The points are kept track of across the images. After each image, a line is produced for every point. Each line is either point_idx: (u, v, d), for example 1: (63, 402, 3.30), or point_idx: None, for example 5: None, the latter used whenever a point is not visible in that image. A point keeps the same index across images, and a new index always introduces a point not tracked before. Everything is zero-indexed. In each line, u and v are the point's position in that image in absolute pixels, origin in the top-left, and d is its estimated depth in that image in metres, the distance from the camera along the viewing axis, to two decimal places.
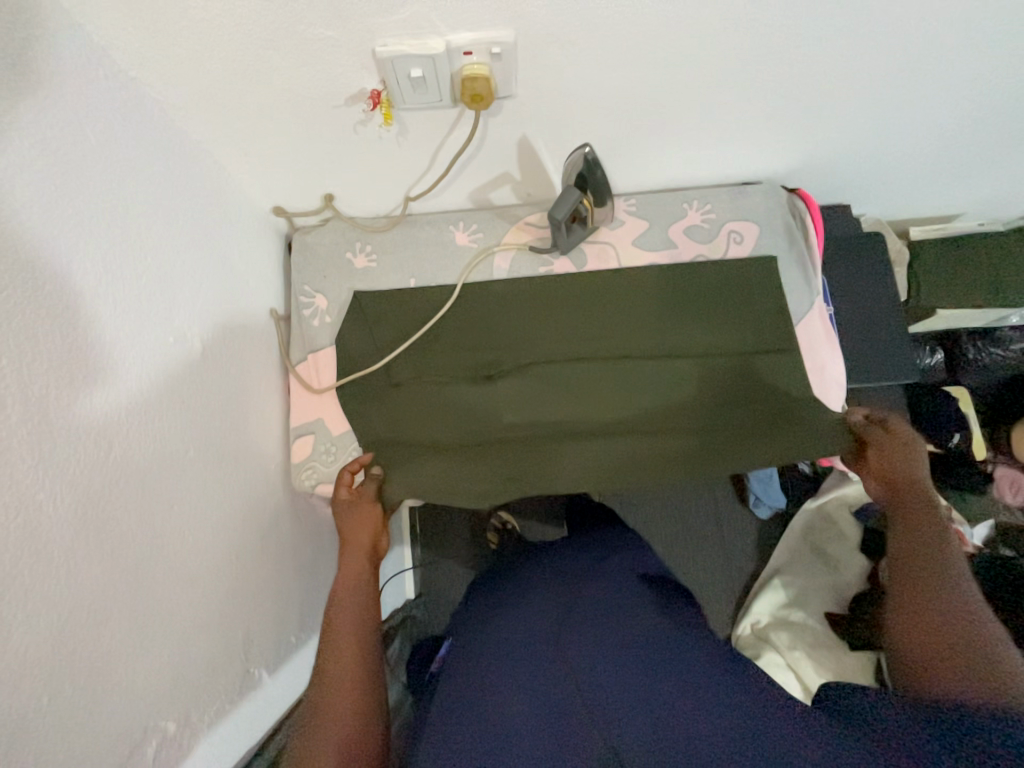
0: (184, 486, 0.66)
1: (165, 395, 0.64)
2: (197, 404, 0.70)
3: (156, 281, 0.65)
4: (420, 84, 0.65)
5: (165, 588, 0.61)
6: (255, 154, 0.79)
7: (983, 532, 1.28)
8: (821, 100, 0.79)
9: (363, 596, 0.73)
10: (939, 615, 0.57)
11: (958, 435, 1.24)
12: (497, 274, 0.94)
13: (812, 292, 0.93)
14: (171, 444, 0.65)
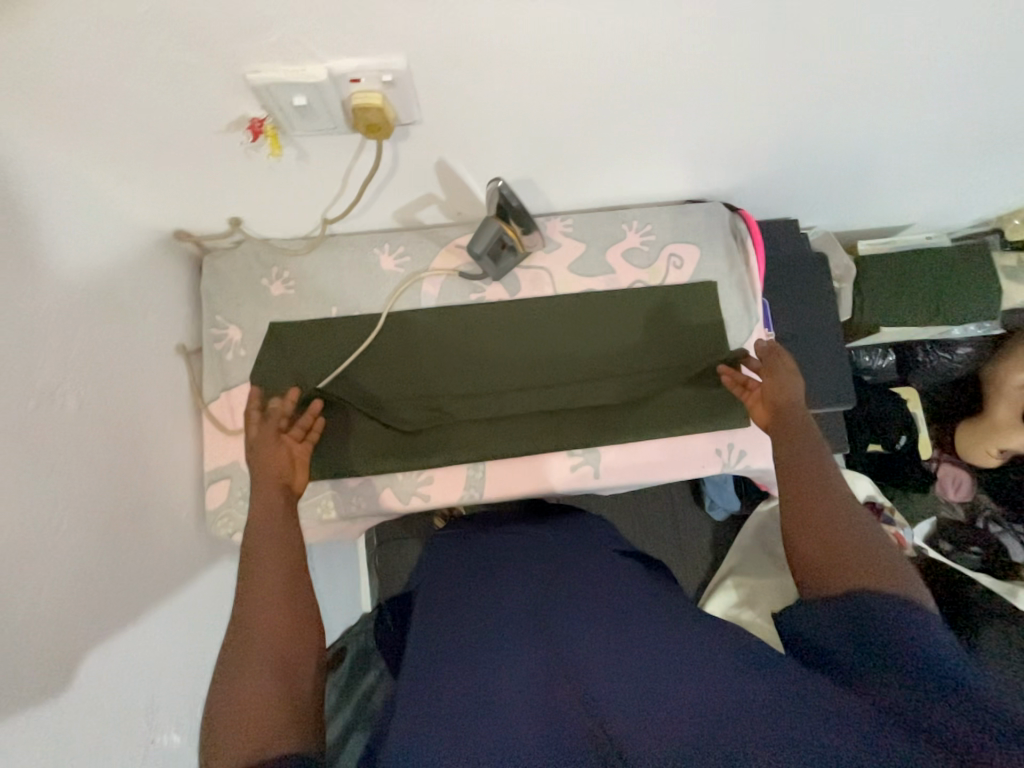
0: (79, 553, 0.59)
1: (51, 463, 0.58)
2: (92, 465, 0.64)
3: (41, 340, 0.59)
4: (307, 113, 0.59)
5: (55, 675, 0.54)
6: (144, 182, 0.71)
7: (925, 530, 1.24)
8: (758, 123, 0.75)
9: (281, 532, 0.64)
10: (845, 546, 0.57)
11: (904, 436, 1.22)
12: (426, 302, 0.88)
13: (753, 317, 0.91)
14: (47, 517, 0.56)
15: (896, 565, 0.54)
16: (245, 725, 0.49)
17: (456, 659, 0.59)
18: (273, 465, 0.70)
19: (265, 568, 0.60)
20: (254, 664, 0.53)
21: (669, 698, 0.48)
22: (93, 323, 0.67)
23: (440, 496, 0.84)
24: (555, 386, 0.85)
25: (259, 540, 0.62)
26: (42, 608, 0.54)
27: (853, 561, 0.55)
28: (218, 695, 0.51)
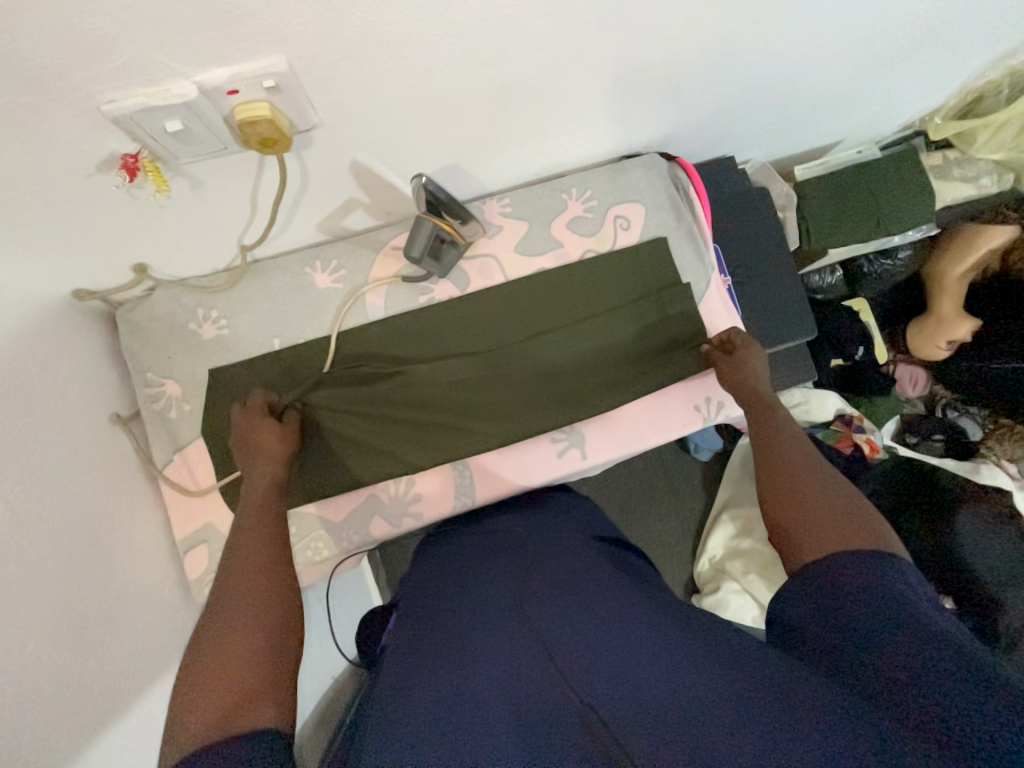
0: (52, 674, 0.54)
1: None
2: (43, 573, 0.57)
3: None
4: (187, 138, 0.51)
5: None
6: (21, 248, 0.62)
7: (892, 429, 1.29)
8: (679, 66, 0.72)
9: (277, 518, 0.64)
10: (823, 509, 0.61)
11: (863, 348, 1.25)
12: (373, 314, 0.83)
13: (707, 267, 0.89)
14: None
15: (865, 521, 0.58)
16: (223, 686, 0.45)
17: (428, 674, 0.56)
18: (277, 450, 0.70)
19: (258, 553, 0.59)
20: (241, 631, 0.50)
21: (681, 687, 0.48)
22: (3, 419, 0.59)
23: (432, 511, 0.81)
24: (531, 373, 0.82)
25: (254, 532, 0.61)
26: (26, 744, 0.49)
27: (832, 524, 0.58)
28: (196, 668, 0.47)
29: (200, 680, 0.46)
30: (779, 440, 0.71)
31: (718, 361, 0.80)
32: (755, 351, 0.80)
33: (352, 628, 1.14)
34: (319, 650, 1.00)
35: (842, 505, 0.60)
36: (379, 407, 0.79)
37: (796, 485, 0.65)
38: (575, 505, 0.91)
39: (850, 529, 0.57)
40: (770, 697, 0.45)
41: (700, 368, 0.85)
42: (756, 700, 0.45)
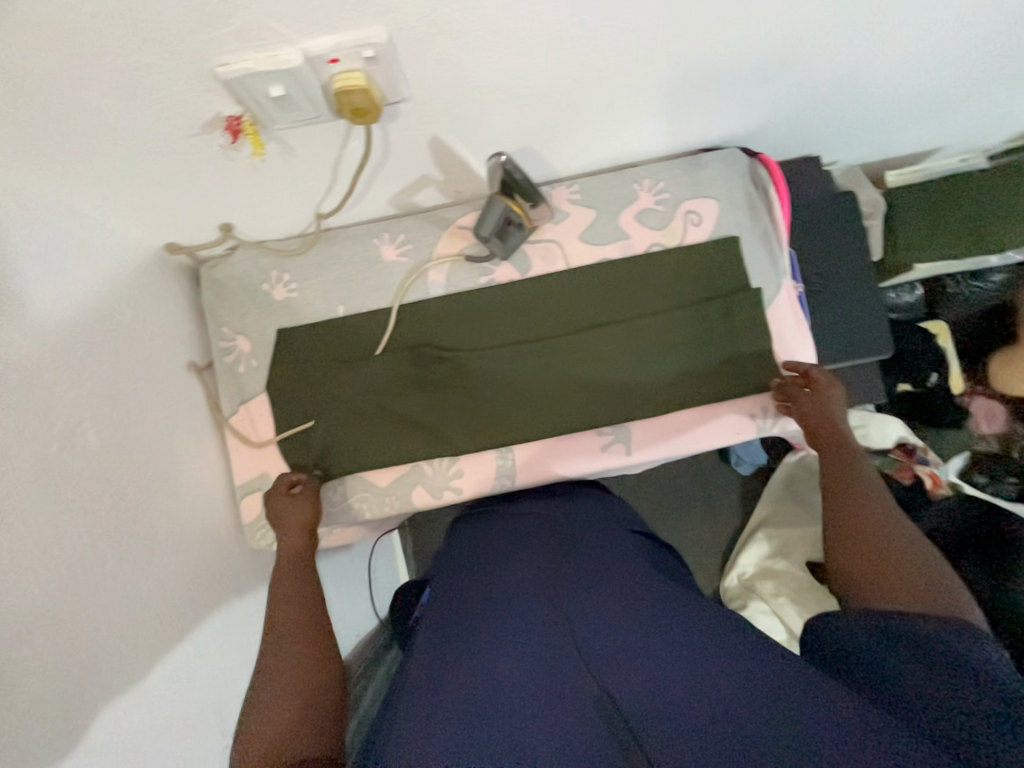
0: (116, 598, 0.58)
1: (66, 510, 0.55)
2: (113, 502, 0.62)
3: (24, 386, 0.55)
4: (286, 103, 0.53)
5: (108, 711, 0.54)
6: (121, 197, 0.67)
7: (958, 464, 1.19)
8: (778, 57, 0.68)
9: (306, 586, 0.71)
10: (895, 559, 0.58)
11: (937, 374, 1.15)
12: (434, 291, 0.84)
13: (780, 272, 0.85)
14: (78, 562, 0.55)
15: (936, 584, 0.55)
16: (271, 737, 0.55)
17: (460, 651, 0.57)
18: (296, 521, 0.76)
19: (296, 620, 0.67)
20: (281, 689, 0.59)
21: (706, 691, 0.48)
22: (97, 356, 0.65)
23: (472, 488, 0.82)
24: (584, 365, 0.81)
25: (284, 603, 0.68)
26: (82, 661, 0.53)
27: (909, 580, 0.55)
28: (250, 724, 0.56)
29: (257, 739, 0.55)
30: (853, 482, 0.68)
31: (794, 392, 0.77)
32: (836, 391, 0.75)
33: (378, 590, 1.18)
34: (348, 606, 1.05)
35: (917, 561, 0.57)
36: (431, 386, 0.81)
37: (866, 534, 0.61)
38: (611, 500, 0.91)
39: (919, 587, 0.54)
40: (806, 711, 0.44)
41: (760, 378, 0.81)
42: (794, 715, 0.43)
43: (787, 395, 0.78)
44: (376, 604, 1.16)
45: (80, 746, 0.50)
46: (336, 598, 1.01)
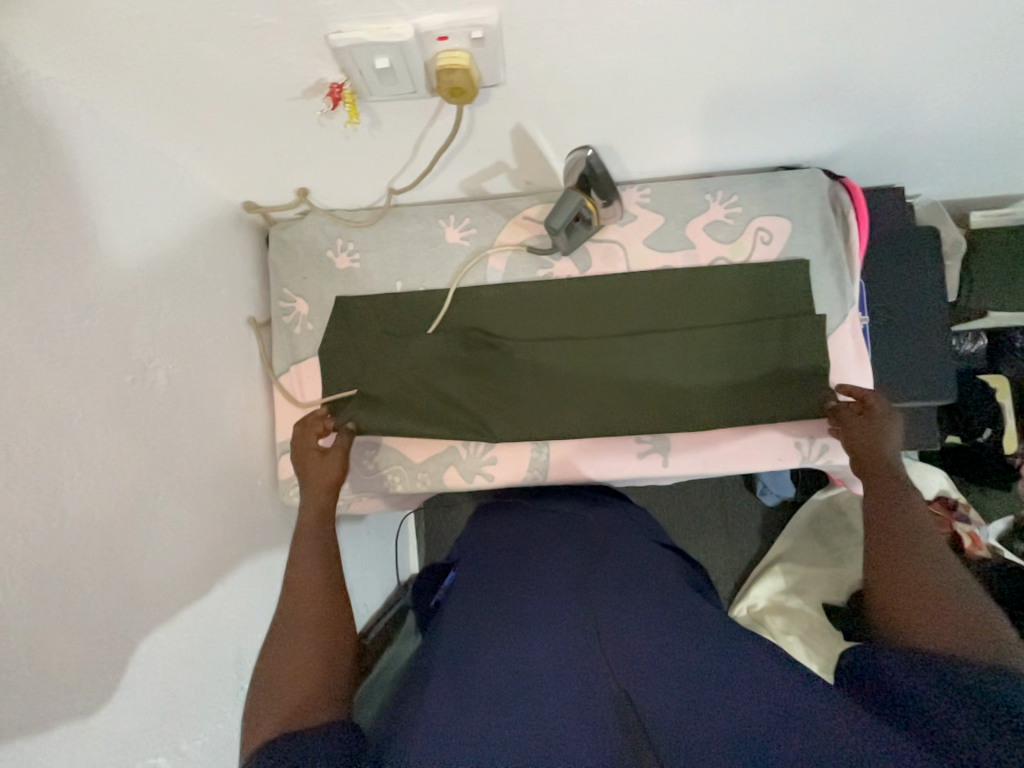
0: (160, 531, 0.61)
1: (128, 439, 0.58)
2: (170, 438, 0.65)
3: (107, 318, 0.57)
4: (388, 76, 0.54)
5: (143, 636, 0.57)
6: (212, 151, 0.70)
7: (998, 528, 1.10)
8: (881, 81, 0.66)
9: (324, 545, 0.69)
10: (936, 596, 0.54)
11: (989, 430, 1.08)
12: (492, 278, 0.85)
13: (847, 301, 0.82)
14: (133, 490, 0.58)
15: (986, 625, 0.50)
16: (287, 700, 0.54)
17: (489, 643, 0.58)
18: (320, 479, 0.75)
19: (311, 569, 0.66)
20: (299, 653, 0.58)
21: (726, 701, 0.47)
22: (169, 299, 0.67)
23: (503, 476, 0.83)
24: (632, 369, 0.80)
25: (307, 561, 0.67)
26: (126, 584, 0.55)
27: (946, 618, 0.52)
28: (268, 675, 0.57)
29: (272, 693, 0.55)
30: (899, 510, 0.63)
31: (844, 415, 0.73)
32: (890, 421, 0.71)
33: (389, 564, 1.20)
34: (360, 574, 1.07)
35: (961, 601, 0.53)
36: (477, 371, 0.82)
37: (907, 566, 0.58)
38: (636, 510, 0.90)
39: (965, 629, 0.50)
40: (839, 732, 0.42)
41: (810, 406, 0.79)
42: (827, 734, 0.42)
43: (835, 417, 0.75)
44: (386, 577, 1.18)
45: (113, 661, 0.53)
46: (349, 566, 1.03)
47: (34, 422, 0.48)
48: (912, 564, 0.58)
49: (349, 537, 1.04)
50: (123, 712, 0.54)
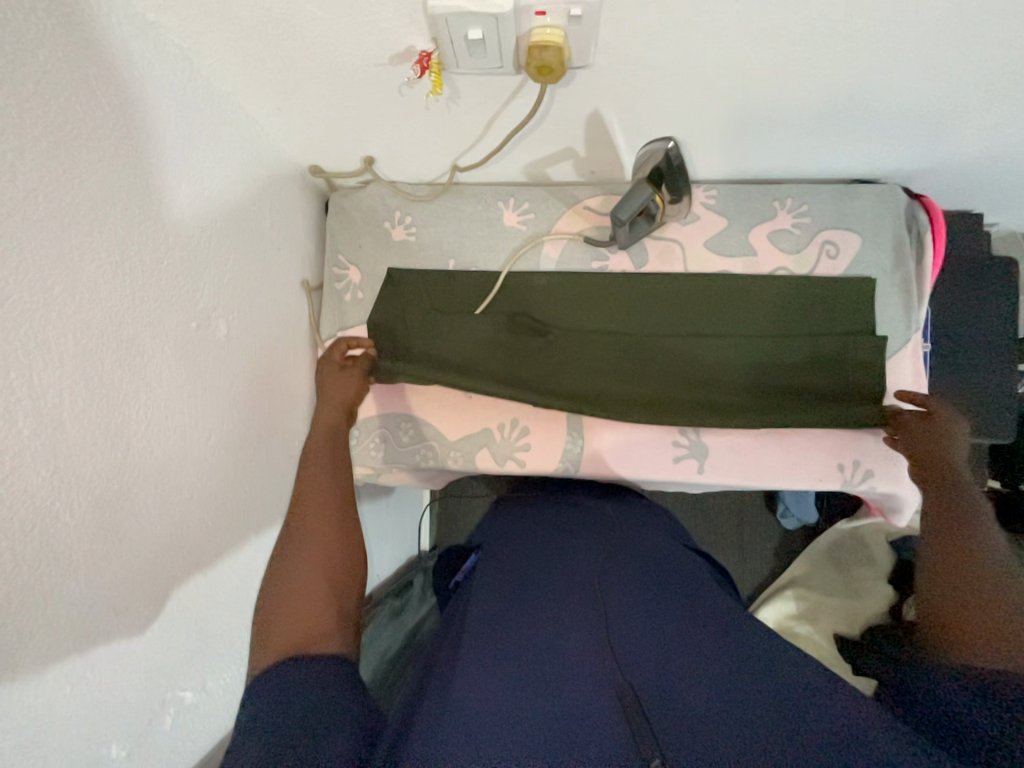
0: (207, 474, 0.63)
1: (188, 382, 0.60)
2: (224, 387, 0.66)
3: (180, 264, 0.59)
4: (477, 48, 0.54)
5: (182, 570, 0.59)
6: (290, 110, 0.71)
7: None
8: (981, 103, 0.63)
9: (335, 457, 0.70)
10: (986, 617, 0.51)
11: None
12: (545, 265, 0.85)
13: (910, 325, 0.79)
14: (189, 431, 0.60)
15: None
16: (296, 624, 0.55)
17: (508, 628, 0.59)
18: (338, 393, 0.75)
19: (321, 487, 0.66)
20: (305, 576, 0.58)
21: (734, 703, 0.47)
22: (237, 252, 0.69)
23: (536, 463, 0.83)
24: (673, 371, 0.79)
25: (315, 477, 0.67)
26: (174, 520, 0.57)
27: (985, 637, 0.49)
28: (275, 596, 0.57)
29: (278, 616, 0.55)
30: (959, 524, 0.59)
31: (903, 421, 0.70)
32: (958, 426, 0.66)
33: (402, 539, 1.21)
34: (375, 544, 1.08)
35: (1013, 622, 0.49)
36: (516, 356, 0.81)
37: (958, 582, 0.55)
38: (662, 513, 0.89)
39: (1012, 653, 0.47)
40: (885, 747, 0.41)
41: (864, 416, 0.75)
42: (849, 746, 0.41)
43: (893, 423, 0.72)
44: (397, 551, 1.19)
45: (156, 591, 0.55)
46: (367, 534, 1.05)
47: (112, 355, 0.50)
48: (965, 580, 0.54)
49: (372, 507, 1.06)
50: (161, 639, 0.57)
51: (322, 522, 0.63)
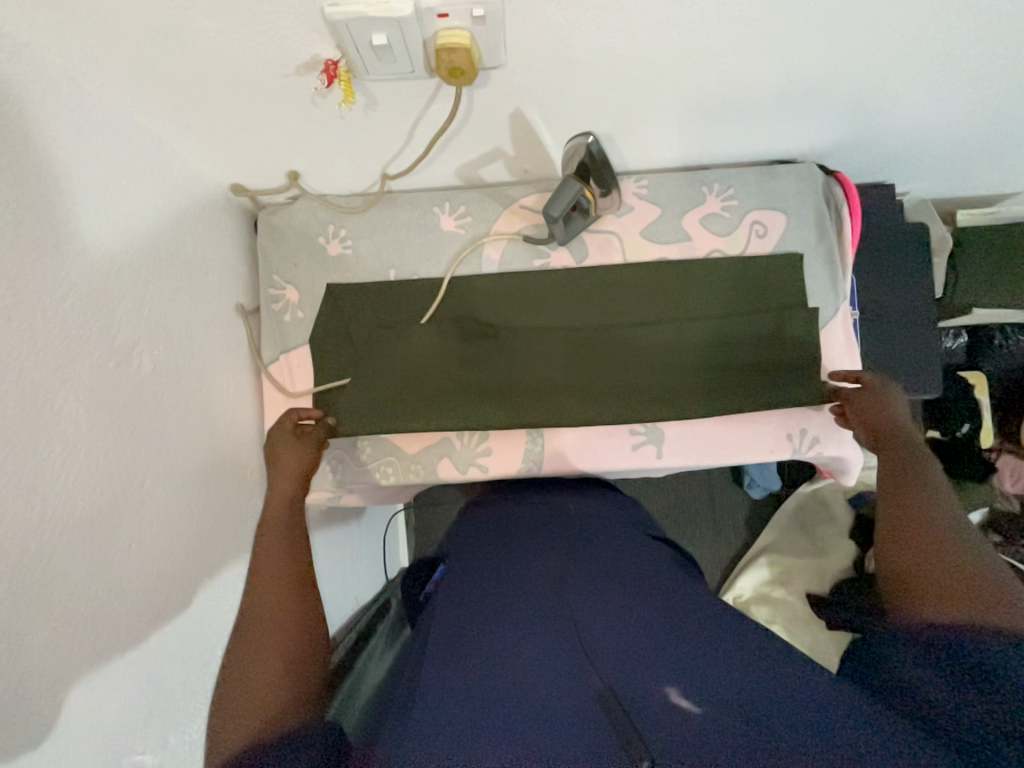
0: (144, 523, 0.59)
1: (111, 425, 0.56)
2: (154, 427, 0.62)
3: (89, 300, 0.55)
4: (385, 53, 0.52)
5: (128, 628, 0.55)
6: (199, 128, 0.67)
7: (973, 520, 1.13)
8: (873, 84, 0.67)
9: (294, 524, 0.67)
10: (946, 565, 0.53)
11: (966, 425, 1.09)
12: (487, 267, 0.84)
13: (838, 295, 0.83)
14: (116, 478, 0.56)
15: (1008, 598, 0.49)
16: (254, 701, 0.52)
17: (475, 638, 0.57)
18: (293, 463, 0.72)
19: (276, 557, 0.63)
20: (266, 647, 0.55)
21: (695, 689, 0.47)
22: (154, 279, 0.65)
23: (499, 467, 0.82)
24: (623, 360, 0.81)
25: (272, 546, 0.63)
26: (110, 576, 0.53)
27: (948, 588, 0.51)
28: (231, 681, 0.53)
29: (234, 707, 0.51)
30: (911, 479, 0.62)
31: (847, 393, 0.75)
32: (895, 393, 0.72)
33: (375, 557, 1.18)
34: (347, 567, 1.05)
35: (971, 569, 0.52)
36: (470, 372, 0.81)
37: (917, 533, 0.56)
38: (627, 501, 0.91)
39: (974, 601, 0.49)
40: (841, 714, 0.43)
41: (805, 394, 0.80)
42: (806, 717, 0.43)
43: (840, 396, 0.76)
44: (372, 571, 1.16)
45: (95, 656, 0.51)
46: (337, 559, 1.01)
47: (15, 407, 0.46)
48: (922, 532, 0.56)
49: (339, 530, 1.03)
50: (108, 706, 0.53)
51: (283, 588, 0.60)
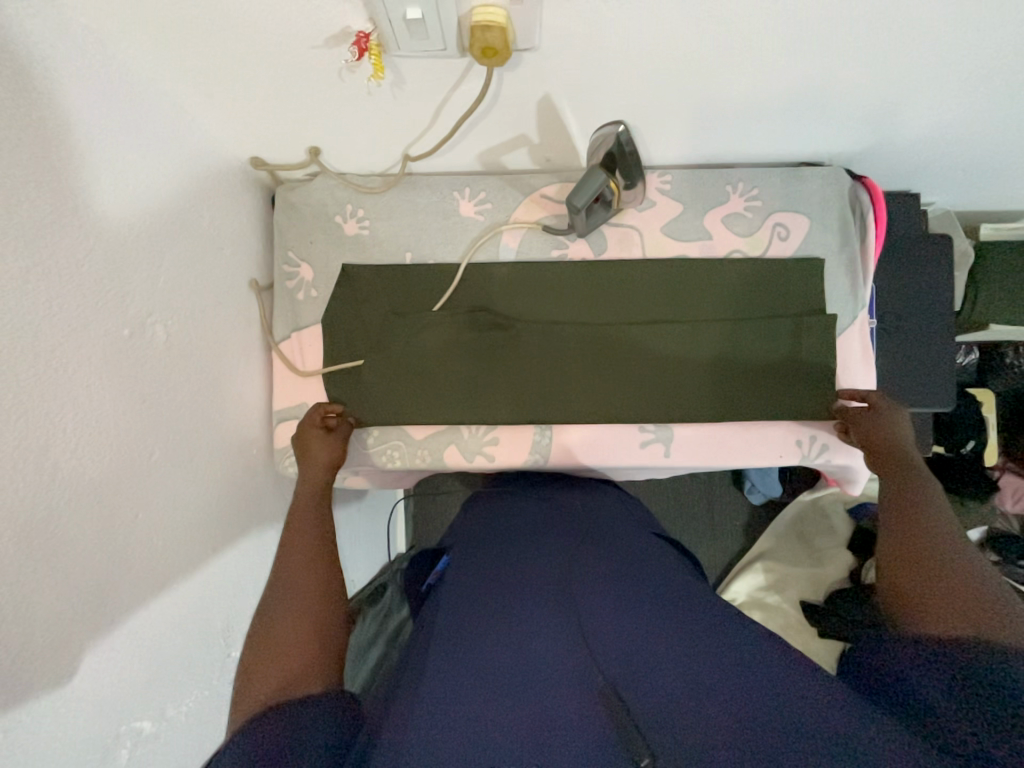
0: (151, 492, 0.59)
1: (122, 392, 0.56)
2: (164, 397, 0.62)
3: (106, 265, 0.55)
4: (418, 29, 0.51)
5: (132, 595, 0.55)
6: (223, 98, 0.66)
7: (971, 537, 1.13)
8: (909, 89, 0.66)
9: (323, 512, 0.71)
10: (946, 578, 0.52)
11: (972, 442, 1.08)
12: (504, 255, 0.83)
13: (857, 303, 0.82)
14: (125, 445, 0.55)
15: (1012, 611, 0.48)
16: (281, 665, 0.53)
17: (480, 628, 0.58)
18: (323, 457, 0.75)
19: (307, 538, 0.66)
20: (293, 621, 0.57)
21: (698, 686, 0.47)
22: (170, 248, 0.64)
23: (505, 457, 0.82)
24: (637, 358, 0.80)
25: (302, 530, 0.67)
26: (116, 543, 0.53)
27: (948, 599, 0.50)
28: (257, 646, 0.55)
29: (259, 670, 0.53)
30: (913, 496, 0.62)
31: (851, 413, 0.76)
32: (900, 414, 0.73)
33: (374, 541, 1.18)
34: (346, 549, 1.05)
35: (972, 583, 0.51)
36: (483, 362, 0.81)
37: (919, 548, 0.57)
38: (631, 499, 0.91)
39: (975, 612, 0.48)
40: (845, 719, 0.43)
41: (815, 408, 0.80)
42: (807, 717, 0.43)
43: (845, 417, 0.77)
44: (371, 554, 1.16)
45: (98, 621, 0.51)
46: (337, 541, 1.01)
47: (28, 369, 0.45)
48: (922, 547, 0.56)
49: (340, 512, 1.03)
50: (109, 671, 0.53)
51: (312, 567, 0.64)
